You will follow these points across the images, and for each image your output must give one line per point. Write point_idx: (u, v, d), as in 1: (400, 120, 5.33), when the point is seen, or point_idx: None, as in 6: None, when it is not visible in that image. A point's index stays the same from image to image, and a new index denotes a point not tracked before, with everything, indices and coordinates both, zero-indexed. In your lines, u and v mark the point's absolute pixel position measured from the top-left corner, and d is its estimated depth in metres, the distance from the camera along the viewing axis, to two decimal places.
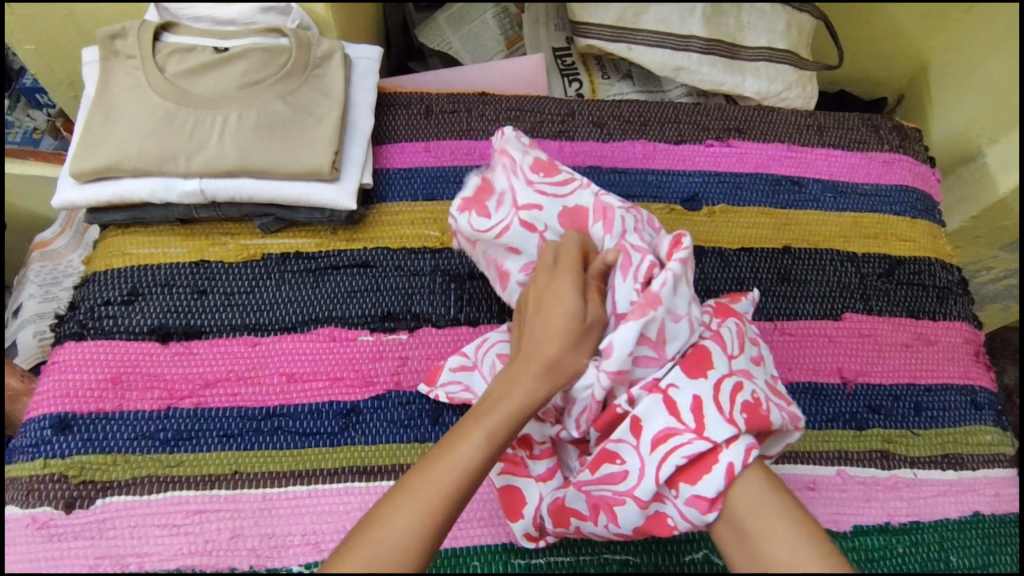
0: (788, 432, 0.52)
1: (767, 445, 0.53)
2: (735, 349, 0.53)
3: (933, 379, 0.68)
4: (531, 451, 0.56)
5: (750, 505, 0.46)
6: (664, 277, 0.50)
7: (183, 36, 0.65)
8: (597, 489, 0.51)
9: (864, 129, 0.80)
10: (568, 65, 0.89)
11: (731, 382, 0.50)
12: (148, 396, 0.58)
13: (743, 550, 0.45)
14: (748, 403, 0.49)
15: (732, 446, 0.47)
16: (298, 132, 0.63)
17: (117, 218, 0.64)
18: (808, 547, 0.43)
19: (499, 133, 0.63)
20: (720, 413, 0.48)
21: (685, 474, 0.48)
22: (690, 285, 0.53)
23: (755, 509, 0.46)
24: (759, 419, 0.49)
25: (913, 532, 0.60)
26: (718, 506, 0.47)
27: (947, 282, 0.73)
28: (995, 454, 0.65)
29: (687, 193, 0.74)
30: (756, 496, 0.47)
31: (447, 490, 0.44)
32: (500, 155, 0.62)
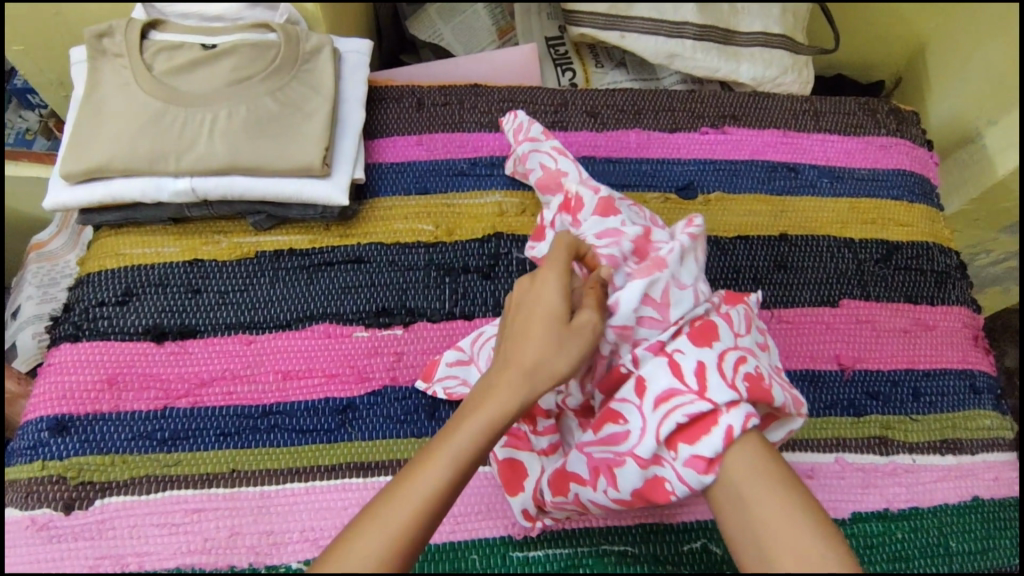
0: (791, 418, 0.52)
1: (771, 431, 0.53)
2: (746, 332, 0.54)
3: (932, 364, 0.67)
4: (535, 427, 0.58)
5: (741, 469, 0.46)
6: (670, 248, 0.57)
7: (171, 33, 0.64)
8: (599, 451, 0.51)
9: (860, 113, 0.79)
10: (561, 54, 0.88)
11: (737, 353, 0.51)
12: (143, 395, 0.58)
13: (730, 502, 0.46)
14: (751, 374, 0.49)
15: (732, 411, 0.47)
16: (288, 128, 0.62)
17: (109, 219, 0.64)
18: (799, 514, 0.43)
19: (513, 115, 0.71)
20: (723, 378, 0.48)
21: (684, 435, 0.48)
22: (697, 264, 0.58)
23: (749, 471, 0.46)
24: (758, 390, 0.49)
25: (912, 517, 0.60)
26: (716, 468, 0.46)
27: (945, 266, 0.72)
28: (994, 438, 0.65)
29: (681, 181, 0.73)
30: (754, 459, 0.46)
31: (420, 504, 0.43)
32: (519, 135, 0.70)
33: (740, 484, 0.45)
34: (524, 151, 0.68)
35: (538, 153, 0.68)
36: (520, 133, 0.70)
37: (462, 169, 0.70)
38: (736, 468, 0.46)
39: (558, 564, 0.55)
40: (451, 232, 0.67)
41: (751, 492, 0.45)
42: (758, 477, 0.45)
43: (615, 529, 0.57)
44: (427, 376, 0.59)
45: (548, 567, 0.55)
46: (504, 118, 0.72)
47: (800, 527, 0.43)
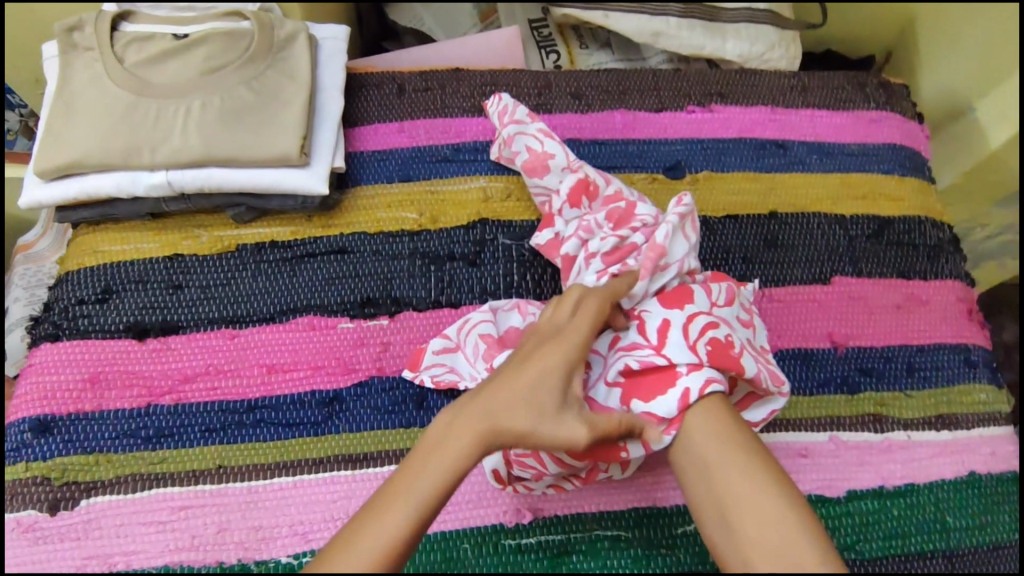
0: (772, 397, 0.54)
1: (753, 411, 0.54)
2: (724, 303, 0.55)
3: (926, 339, 0.67)
4: None
5: (701, 442, 0.47)
6: (666, 228, 0.57)
7: (142, 24, 0.63)
8: None
9: (850, 87, 0.78)
10: (544, 36, 0.87)
11: (708, 319, 0.52)
12: (126, 394, 0.57)
13: (699, 475, 0.47)
14: (719, 340, 0.51)
15: (692, 374, 0.49)
16: (264, 118, 0.61)
17: (86, 216, 0.63)
18: (761, 479, 0.44)
19: (497, 98, 0.69)
20: (689, 342, 0.51)
21: (642, 394, 0.50)
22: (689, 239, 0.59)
23: (712, 443, 0.47)
24: (724, 357, 0.50)
25: (908, 494, 0.60)
26: (670, 429, 0.48)
27: (938, 241, 0.71)
28: (989, 412, 0.65)
29: (669, 161, 0.72)
30: (717, 429, 0.48)
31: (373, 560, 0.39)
32: (505, 117, 0.68)
33: (701, 457, 0.47)
34: (510, 134, 0.67)
35: (524, 135, 0.67)
36: (506, 114, 0.68)
37: (445, 155, 0.69)
38: (698, 441, 0.47)
39: (550, 550, 0.54)
40: (436, 219, 0.66)
41: (713, 463, 0.46)
42: (717, 446, 0.47)
43: (608, 514, 0.56)
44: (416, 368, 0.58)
45: (540, 553, 0.54)
46: (489, 101, 0.70)
47: (764, 495, 0.44)
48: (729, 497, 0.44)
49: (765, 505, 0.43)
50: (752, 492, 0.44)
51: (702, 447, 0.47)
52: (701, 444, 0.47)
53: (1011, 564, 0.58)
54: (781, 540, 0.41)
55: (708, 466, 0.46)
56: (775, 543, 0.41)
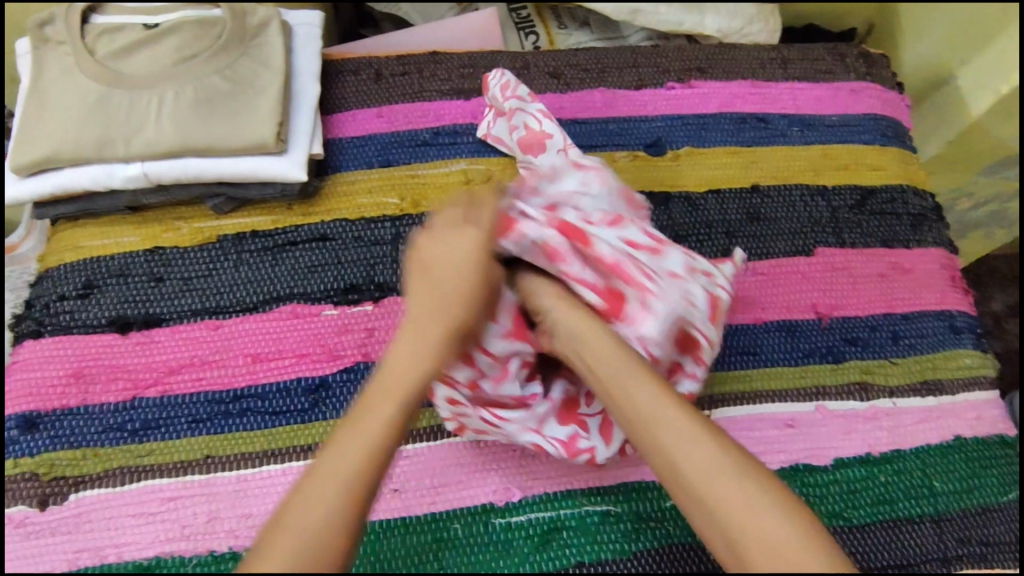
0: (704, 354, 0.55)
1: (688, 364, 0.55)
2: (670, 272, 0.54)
3: (910, 307, 0.67)
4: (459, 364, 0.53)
5: (652, 411, 0.45)
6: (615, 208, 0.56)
7: (112, 16, 0.62)
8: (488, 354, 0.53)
9: (829, 58, 0.77)
10: (523, 18, 0.86)
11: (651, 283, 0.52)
12: (112, 387, 0.57)
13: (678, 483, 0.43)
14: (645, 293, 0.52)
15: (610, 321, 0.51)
16: (239, 106, 0.61)
17: (64, 212, 0.62)
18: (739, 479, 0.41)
19: (499, 72, 0.69)
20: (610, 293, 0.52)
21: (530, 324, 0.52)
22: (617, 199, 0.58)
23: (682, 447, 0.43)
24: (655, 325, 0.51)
25: (895, 460, 0.60)
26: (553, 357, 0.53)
27: (920, 209, 0.71)
28: (975, 377, 0.65)
29: (649, 138, 0.72)
30: (685, 431, 0.43)
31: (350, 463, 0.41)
32: (506, 92, 0.67)
33: (659, 429, 0.44)
34: (512, 109, 0.66)
35: (524, 113, 0.66)
36: (507, 88, 0.67)
37: (425, 139, 0.69)
38: (653, 411, 0.45)
39: (540, 527, 0.55)
40: (417, 204, 0.65)
41: (671, 436, 0.44)
42: (673, 414, 0.44)
43: (596, 489, 0.56)
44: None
45: (530, 531, 0.54)
46: (492, 74, 0.69)
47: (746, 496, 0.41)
48: (693, 470, 0.42)
49: (751, 505, 0.40)
50: (712, 465, 0.42)
51: (653, 417, 0.45)
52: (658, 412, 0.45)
53: (1000, 526, 0.59)
54: (752, 514, 0.40)
55: (669, 439, 0.44)
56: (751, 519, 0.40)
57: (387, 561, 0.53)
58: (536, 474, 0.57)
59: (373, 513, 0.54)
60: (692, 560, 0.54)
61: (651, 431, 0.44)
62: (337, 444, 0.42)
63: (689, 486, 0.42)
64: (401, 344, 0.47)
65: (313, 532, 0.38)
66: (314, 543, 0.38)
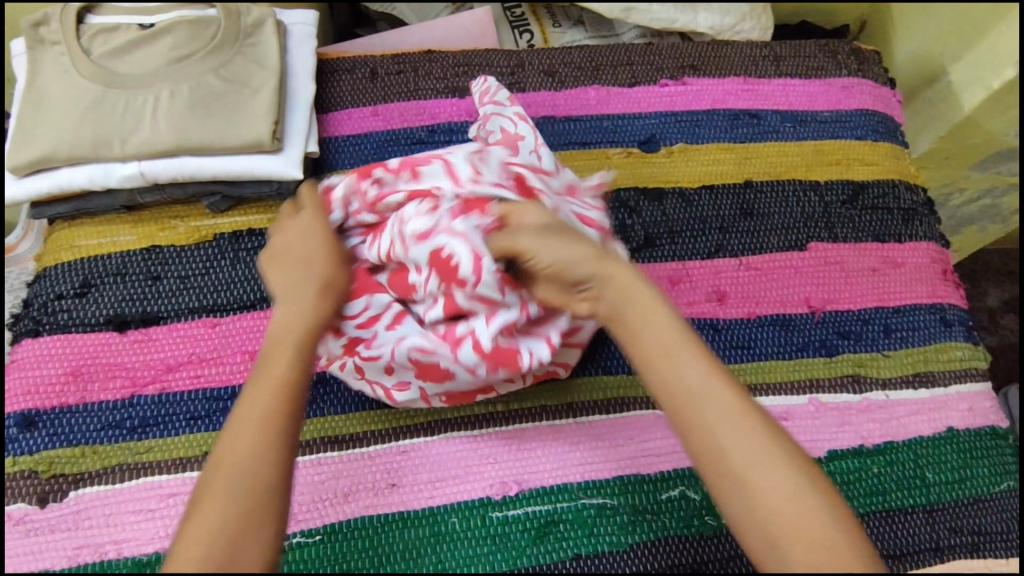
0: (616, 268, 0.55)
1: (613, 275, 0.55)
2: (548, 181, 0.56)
3: (902, 300, 0.67)
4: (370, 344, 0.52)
5: (698, 384, 0.41)
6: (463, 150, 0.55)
7: (107, 16, 0.63)
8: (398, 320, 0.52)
9: (821, 55, 0.78)
10: (517, 17, 0.87)
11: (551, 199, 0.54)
12: (110, 385, 0.58)
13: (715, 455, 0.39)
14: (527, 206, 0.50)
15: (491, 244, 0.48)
16: (234, 105, 0.61)
17: (61, 211, 0.63)
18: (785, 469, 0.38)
19: (483, 81, 0.66)
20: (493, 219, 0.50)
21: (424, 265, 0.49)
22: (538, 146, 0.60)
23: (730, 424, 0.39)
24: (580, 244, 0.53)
25: (887, 452, 0.61)
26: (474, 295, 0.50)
27: (912, 203, 0.72)
28: (967, 369, 0.65)
29: (643, 135, 0.72)
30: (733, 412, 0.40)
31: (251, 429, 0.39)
32: (484, 98, 0.64)
33: (705, 404, 0.40)
34: (486, 114, 0.62)
35: (501, 117, 0.62)
36: (485, 95, 0.64)
37: (420, 137, 0.69)
38: (700, 383, 0.41)
39: (536, 521, 0.55)
40: None
41: (717, 411, 0.40)
42: (721, 391, 0.41)
43: (592, 483, 0.57)
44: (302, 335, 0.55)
45: (527, 525, 0.55)
46: (476, 81, 0.67)
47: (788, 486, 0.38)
48: (741, 452, 0.39)
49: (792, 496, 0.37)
50: (761, 451, 0.39)
51: (699, 390, 0.41)
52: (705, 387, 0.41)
53: (990, 516, 0.60)
54: (796, 504, 0.37)
55: (712, 414, 0.40)
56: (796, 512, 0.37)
57: (384, 555, 0.53)
58: (532, 467, 0.57)
59: (370, 507, 0.55)
60: (686, 551, 0.55)
61: (694, 405, 0.41)
62: (247, 401, 0.41)
63: (729, 467, 0.39)
64: (280, 307, 0.46)
65: (246, 484, 0.37)
66: (244, 497, 0.37)
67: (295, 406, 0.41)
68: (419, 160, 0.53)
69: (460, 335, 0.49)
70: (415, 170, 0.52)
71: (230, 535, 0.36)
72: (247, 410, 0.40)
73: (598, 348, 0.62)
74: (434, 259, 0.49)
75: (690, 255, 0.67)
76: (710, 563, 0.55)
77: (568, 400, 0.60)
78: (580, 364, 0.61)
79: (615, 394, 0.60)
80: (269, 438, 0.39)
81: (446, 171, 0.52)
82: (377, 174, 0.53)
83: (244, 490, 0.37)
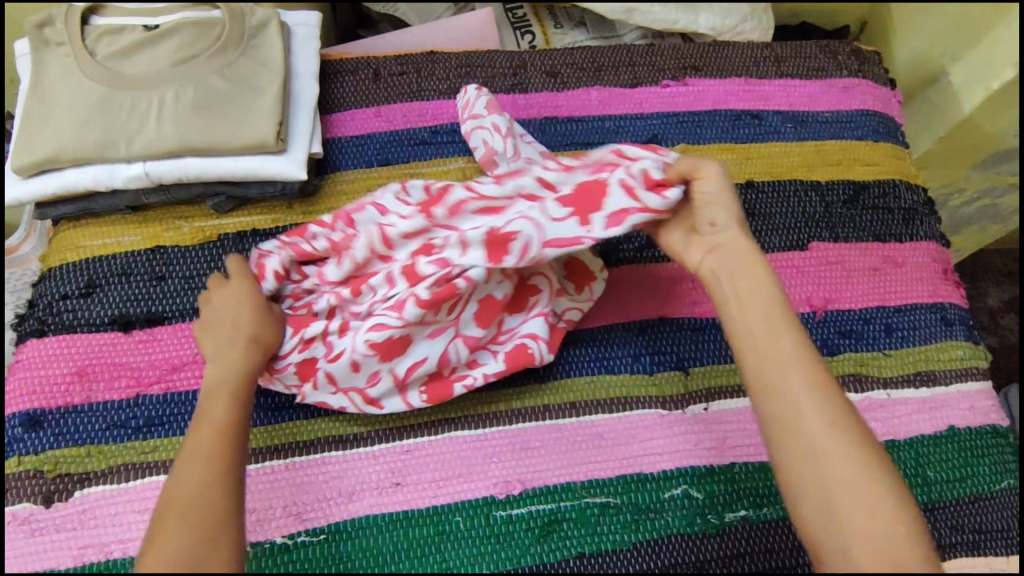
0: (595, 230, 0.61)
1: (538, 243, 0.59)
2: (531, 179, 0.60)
3: (903, 300, 0.68)
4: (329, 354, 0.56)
5: (788, 356, 0.45)
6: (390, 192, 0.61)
7: (111, 17, 0.63)
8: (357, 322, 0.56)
9: (822, 56, 0.78)
10: (519, 18, 0.87)
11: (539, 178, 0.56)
12: (115, 385, 0.58)
13: (789, 439, 0.42)
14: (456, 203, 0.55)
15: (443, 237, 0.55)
16: (238, 106, 0.61)
17: (66, 212, 0.63)
18: (857, 463, 0.41)
19: (463, 91, 0.69)
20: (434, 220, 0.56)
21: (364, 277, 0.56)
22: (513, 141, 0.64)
23: (811, 414, 0.43)
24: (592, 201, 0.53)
25: (889, 451, 0.61)
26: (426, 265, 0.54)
27: (912, 203, 0.72)
28: (968, 368, 0.66)
29: (645, 136, 0.73)
30: (819, 408, 0.43)
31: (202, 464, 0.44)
32: (467, 112, 0.67)
33: (791, 373, 0.44)
34: (469, 129, 0.67)
35: (481, 130, 0.66)
36: (468, 108, 0.68)
37: (423, 138, 0.69)
38: (787, 357, 0.45)
39: (540, 519, 0.55)
40: None
41: (797, 384, 0.44)
42: (807, 368, 0.44)
43: (595, 482, 0.57)
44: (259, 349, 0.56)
45: (531, 523, 0.55)
46: (458, 94, 0.70)
47: (861, 482, 0.40)
48: (816, 439, 0.42)
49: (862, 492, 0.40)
50: (835, 429, 0.42)
51: (786, 360, 0.45)
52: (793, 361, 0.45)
53: (991, 514, 0.60)
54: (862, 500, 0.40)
55: (793, 385, 0.44)
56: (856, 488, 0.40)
57: (389, 554, 0.54)
58: (536, 466, 0.57)
59: (375, 506, 0.55)
60: (689, 550, 0.55)
61: (779, 373, 0.44)
62: (190, 445, 0.45)
63: (801, 435, 0.42)
64: (211, 366, 0.51)
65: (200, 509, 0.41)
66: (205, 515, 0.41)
67: (231, 443, 0.46)
68: (351, 209, 0.57)
69: (405, 300, 0.54)
70: (350, 220, 0.57)
71: (197, 546, 0.39)
72: (190, 451, 0.45)
73: (601, 348, 0.62)
74: (415, 248, 0.56)
75: None
76: (713, 561, 0.55)
77: (571, 400, 0.60)
78: (582, 363, 0.62)
79: (618, 394, 0.60)
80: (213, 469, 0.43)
81: (380, 211, 0.57)
82: (311, 231, 0.58)
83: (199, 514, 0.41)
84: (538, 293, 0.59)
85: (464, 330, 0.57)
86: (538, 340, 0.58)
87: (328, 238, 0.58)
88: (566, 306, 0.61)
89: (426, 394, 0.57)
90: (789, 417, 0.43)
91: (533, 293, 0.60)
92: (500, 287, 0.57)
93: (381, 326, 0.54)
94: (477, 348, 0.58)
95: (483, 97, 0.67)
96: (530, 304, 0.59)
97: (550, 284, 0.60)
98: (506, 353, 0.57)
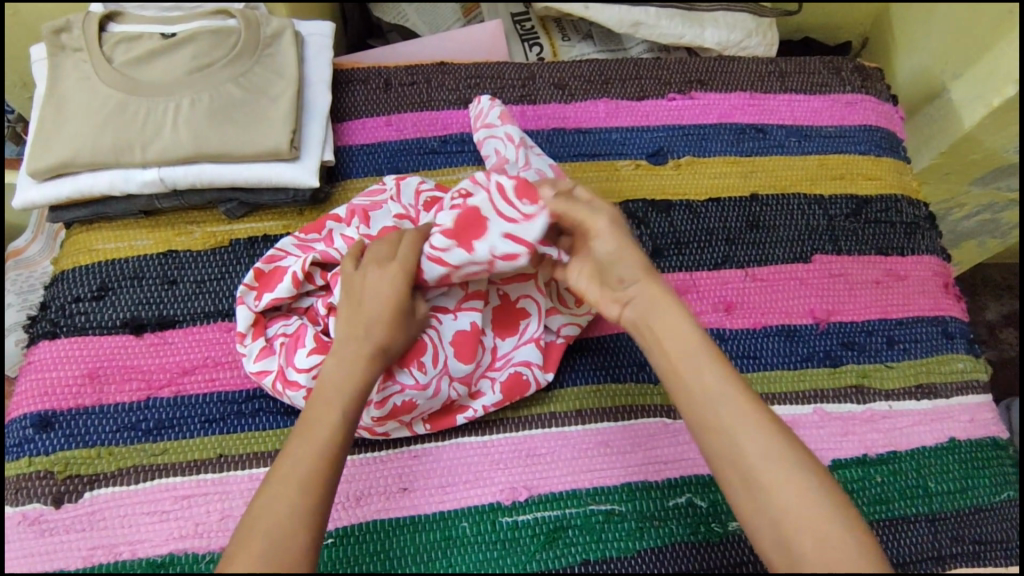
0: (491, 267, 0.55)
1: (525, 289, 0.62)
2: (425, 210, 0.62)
3: (905, 313, 0.69)
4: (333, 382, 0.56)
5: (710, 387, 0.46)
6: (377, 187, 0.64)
7: (129, 25, 0.64)
8: None
9: (827, 72, 0.79)
10: (528, 30, 0.89)
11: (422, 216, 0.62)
12: (126, 387, 0.58)
13: (733, 469, 0.43)
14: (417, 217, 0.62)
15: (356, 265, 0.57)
16: (252, 113, 0.62)
17: (79, 215, 0.64)
18: (799, 484, 0.41)
19: (477, 101, 0.70)
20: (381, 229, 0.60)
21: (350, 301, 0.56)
22: (525, 146, 0.66)
23: (743, 439, 0.43)
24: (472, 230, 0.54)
25: (890, 461, 0.62)
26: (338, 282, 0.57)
27: (913, 218, 0.73)
28: (968, 380, 0.66)
29: (651, 148, 0.74)
30: (751, 431, 0.43)
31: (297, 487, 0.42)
32: (478, 121, 0.69)
33: (722, 405, 0.45)
34: (480, 140, 0.68)
35: (494, 139, 0.67)
36: (481, 118, 0.69)
37: (433, 147, 0.71)
38: (709, 384, 0.46)
39: (546, 526, 0.56)
40: None
41: (729, 414, 0.44)
42: (734, 396, 0.45)
43: (601, 488, 0.57)
44: (267, 358, 0.57)
45: (537, 530, 0.56)
46: (471, 104, 0.71)
47: (802, 505, 0.41)
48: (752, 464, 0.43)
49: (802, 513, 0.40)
50: (770, 450, 0.43)
51: (709, 393, 0.46)
52: (723, 392, 0.46)
53: (991, 526, 0.60)
54: (807, 523, 0.40)
55: (726, 416, 0.44)
56: (804, 508, 0.40)
57: (397, 557, 0.54)
58: (541, 473, 0.58)
59: (381, 510, 0.56)
60: (693, 558, 0.55)
61: (705, 402, 0.46)
62: (290, 454, 0.44)
63: (741, 464, 0.43)
64: (330, 367, 0.49)
65: (278, 539, 0.40)
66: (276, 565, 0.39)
67: (326, 477, 0.44)
68: (366, 206, 0.61)
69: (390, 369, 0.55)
70: (365, 214, 0.60)
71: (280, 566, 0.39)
72: (286, 468, 0.43)
73: (606, 357, 0.63)
74: None
75: (697, 265, 0.69)
76: (717, 569, 0.55)
77: (577, 407, 0.61)
78: (587, 373, 0.63)
79: (623, 402, 0.61)
80: (300, 507, 0.42)
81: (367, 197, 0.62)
82: (327, 228, 0.61)
83: (276, 542, 0.40)
84: (527, 316, 0.62)
85: (453, 372, 0.57)
86: (532, 367, 0.60)
87: (344, 240, 0.60)
88: (562, 321, 0.62)
89: (431, 426, 0.58)
90: (729, 448, 0.44)
91: (524, 318, 0.62)
92: (466, 320, 0.58)
93: (383, 400, 0.54)
94: (478, 380, 0.59)
95: (497, 106, 0.68)
96: (522, 328, 0.61)
97: (540, 307, 0.61)
98: (503, 384, 0.59)
